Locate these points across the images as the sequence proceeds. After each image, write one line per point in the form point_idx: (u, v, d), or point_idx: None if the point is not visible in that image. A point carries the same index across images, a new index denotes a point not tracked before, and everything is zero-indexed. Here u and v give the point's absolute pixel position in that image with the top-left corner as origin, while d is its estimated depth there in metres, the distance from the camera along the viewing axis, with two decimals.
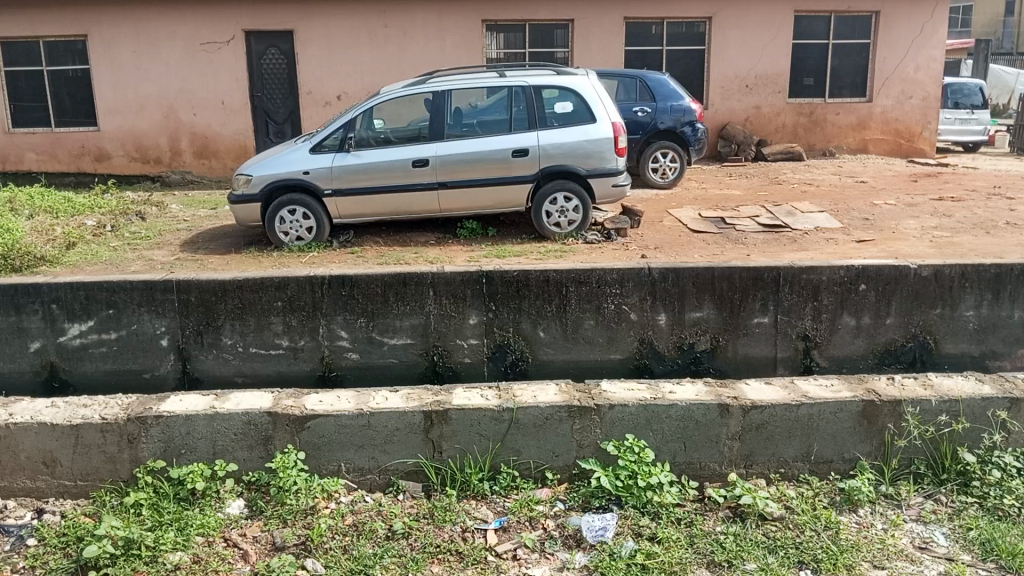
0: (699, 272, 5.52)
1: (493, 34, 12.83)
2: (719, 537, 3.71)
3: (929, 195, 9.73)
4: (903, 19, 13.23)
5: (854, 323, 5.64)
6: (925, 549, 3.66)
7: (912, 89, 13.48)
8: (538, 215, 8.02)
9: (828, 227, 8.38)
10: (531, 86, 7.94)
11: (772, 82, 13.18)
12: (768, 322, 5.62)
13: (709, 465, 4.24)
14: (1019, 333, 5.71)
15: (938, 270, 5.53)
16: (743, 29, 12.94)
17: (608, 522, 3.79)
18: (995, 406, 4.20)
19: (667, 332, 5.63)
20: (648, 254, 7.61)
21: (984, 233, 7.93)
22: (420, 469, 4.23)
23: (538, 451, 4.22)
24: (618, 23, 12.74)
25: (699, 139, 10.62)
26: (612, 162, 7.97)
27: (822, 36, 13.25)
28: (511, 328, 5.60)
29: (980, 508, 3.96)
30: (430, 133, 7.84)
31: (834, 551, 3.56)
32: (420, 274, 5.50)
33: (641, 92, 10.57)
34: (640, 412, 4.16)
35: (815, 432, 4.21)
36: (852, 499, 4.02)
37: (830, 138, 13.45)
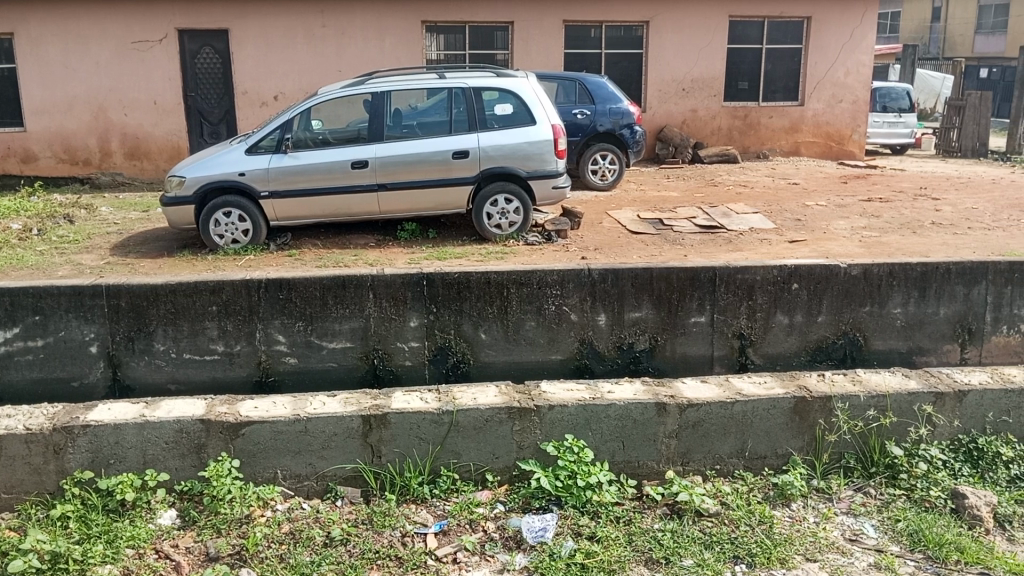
0: (638, 273, 5.58)
1: (433, 35, 12.78)
2: (657, 534, 3.76)
3: (858, 196, 10.03)
4: (833, 25, 13.58)
5: (787, 321, 5.76)
6: (855, 541, 3.77)
7: (841, 93, 13.85)
8: (479, 216, 8.01)
9: (762, 228, 8.56)
10: (471, 88, 7.93)
11: (707, 86, 13.42)
12: (705, 321, 5.72)
13: (647, 464, 4.30)
14: (944, 330, 5.92)
15: (867, 269, 5.70)
16: (679, 33, 13.15)
17: (547, 523, 3.81)
18: (922, 401, 4.34)
19: (607, 333, 5.67)
20: (588, 255, 7.67)
21: (910, 233, 8.20)
22: (359, 474, 4.19)
23: (477, 453, 4.21)
24: (557, 26, 12.83)
25: (638, 141, 10.74)
26: (551, 164, 8.02)
27: (756, 41, 13.55)
28: (452, 329, 5.58)
29: (908, 500, 4.09)
30: (369, 134, 7.77)
31: (768, 545, 3.64)
32: (360, 277, 5.44)
33: (580, 95, 10.65)
34: (579, 412, 4.19)
35: (748, 428, 4.29)
36: (785, 494, 4.11)
37: (764, 140, 13.76)
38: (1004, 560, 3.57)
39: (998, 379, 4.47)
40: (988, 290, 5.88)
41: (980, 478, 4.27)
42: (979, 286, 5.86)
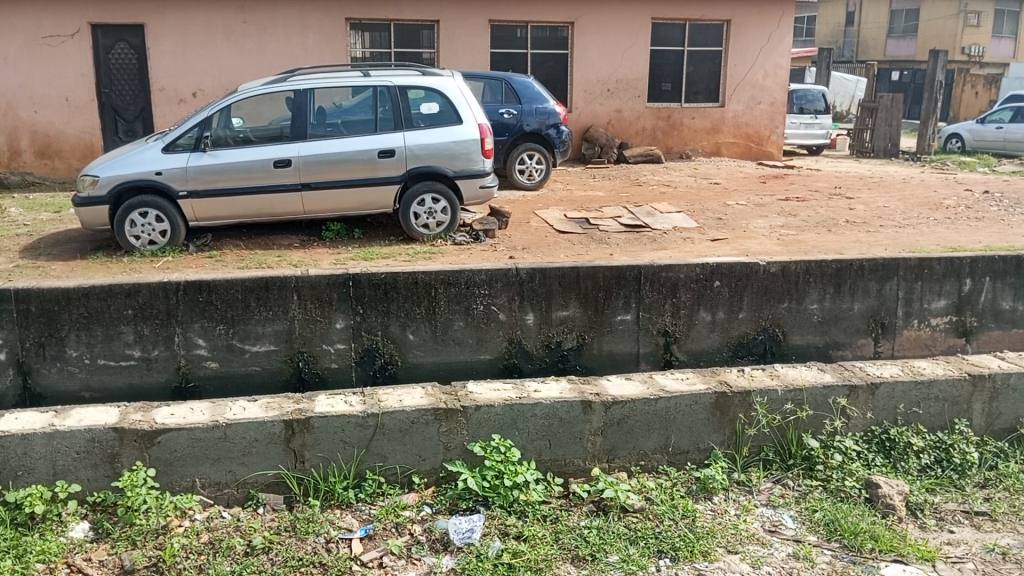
0: (565, 272, 5.62)
1: (357, 33, 12.62)
2: (583, 531, 3.79)
3: (776, 196, 10.32)
4: (752, 29, 13.94)
5: (710, 318, 5.89)
6: (775, 532, 3.88)
7: (760, 95, 14.22)
8: (406, 216, 7.95)
9: (685, 227, 8.73)
10: (396, 86, 7.86)
11: (632, 87, 13.61)
12: (631, 319, 5.79)
13: (573, 462, 4.33)
14: (858, 324, 6.14)
15: (785, 266, 5.87)
16: (604, 35, 13.31)
17: (474, 524, 3.80)
18: (836, 394, 4.49)
19: (535, 332, 5.69)
20: (516, 255, 7.69)
21: (826, 231, 8.48)
22: (281, 480, 4.11)
23: (403, 456, 4.17)
24: (483, 26, 12.84)
25: (564, 141, 10.82)
26: (477, 163, 8.01)
27: (678, 43, 13.82)
28: (380, 331, 5.51)
29: (825, 491, 4.22)
30: (291, 133, 7.62)
31: (691, 539, 3.70)
32: (284, 278, 5.33)
33: (507, 95, 10.67)
34: (506, 412, 4.19)
35: (672, 424, 4.36)
36: (708, 488, 4.20)
37: (687, 141, 14.03)
38: (916, 547, 3.72)
39: (908, 371, 4.65)
40: (899, 286, 6.14)
41: (893, 468, 4.43)
42: (891, 282, 6.11)
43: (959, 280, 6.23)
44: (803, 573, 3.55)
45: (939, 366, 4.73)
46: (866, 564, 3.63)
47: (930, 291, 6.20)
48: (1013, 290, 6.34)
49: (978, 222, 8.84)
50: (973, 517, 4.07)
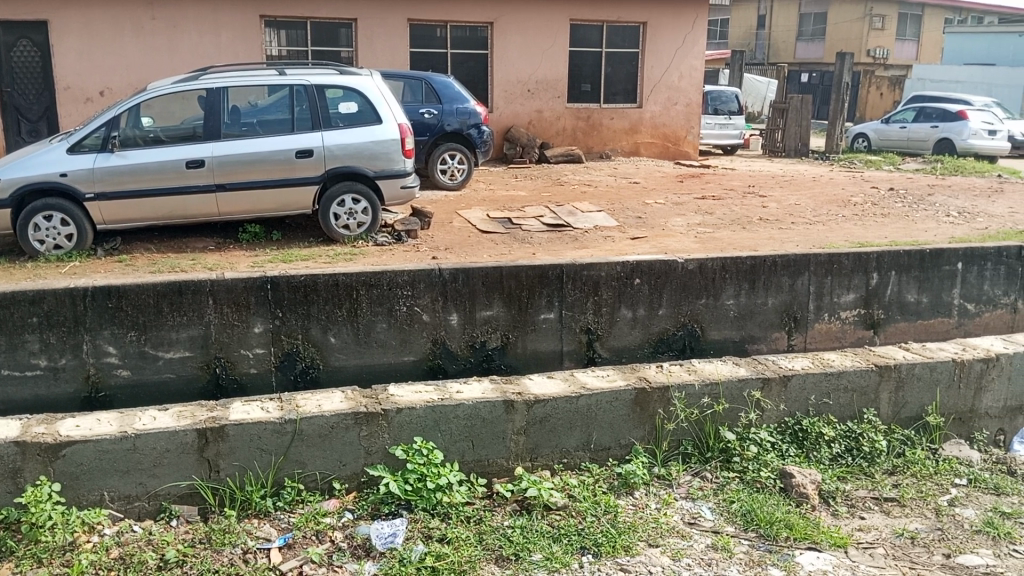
0: (488, 271, 5.62)
1: (272, 31, 12.35)
2: (506, 531, 3.79)
3: (693, 194, 10.55)
4: (668, 31, 14.22)
5: (631, 315, 5.97)
6: (695, 524, 3.96)
7: (676, 96, 14.52)
8: (325, 217, 7.82)
9: (605, 226, 8.84)
10: (313, 85, 7.71)
11: (552, 87, 13.72)
12: (554, 317, 5.82)
13: (496, 462, 4.32)
14: (772, 319, 6.32)
15: (702, 263, 6.00)
16: (523, 35, 13.38)
17: (397, 528, 3.76)
18: (751, 387, 4.61)
19: (459, 332, 5.67)
20: (438, 255, 7.65)
21: (740, 229, 8.72)
22: (195, 491, 3.98)
23: (323, 462, 4.09)
24: (402, 25, 12.74)
25: (485, 141, 10.81)
26: (398, 163, 7.93)
27: (596, 44, 13.99)
28: (300, 334, 5.39)
29: (742, 482, 4.33)
30: (205, 132, 7.40)
31: (613, 534, 3.75)
32: (198, 282, 5.15)
33: (427, 95, 10.60)
34: (428, 413, 4.16)
35: (593, 421, 4.41)
36: (629, 483, 4.26)
37: (606, 140, 14.22)
38: (829, 534, 3.85)
39: (819, 364, 4.81)
40: (810, 281, 6.35)
41: (806, 458, 4.57)
42: (802, 277, 6.32)
43: (866, 274, 6.48)
44: (722, 563, 3.64)
45: (848, 358, 4.90)
46: (782, 553, 3.73)
47: (839, 285, 6.44)
48: (917, 283, 6.64)
49: (883, 218, 9.22)
50: (882, 503, 4.24)
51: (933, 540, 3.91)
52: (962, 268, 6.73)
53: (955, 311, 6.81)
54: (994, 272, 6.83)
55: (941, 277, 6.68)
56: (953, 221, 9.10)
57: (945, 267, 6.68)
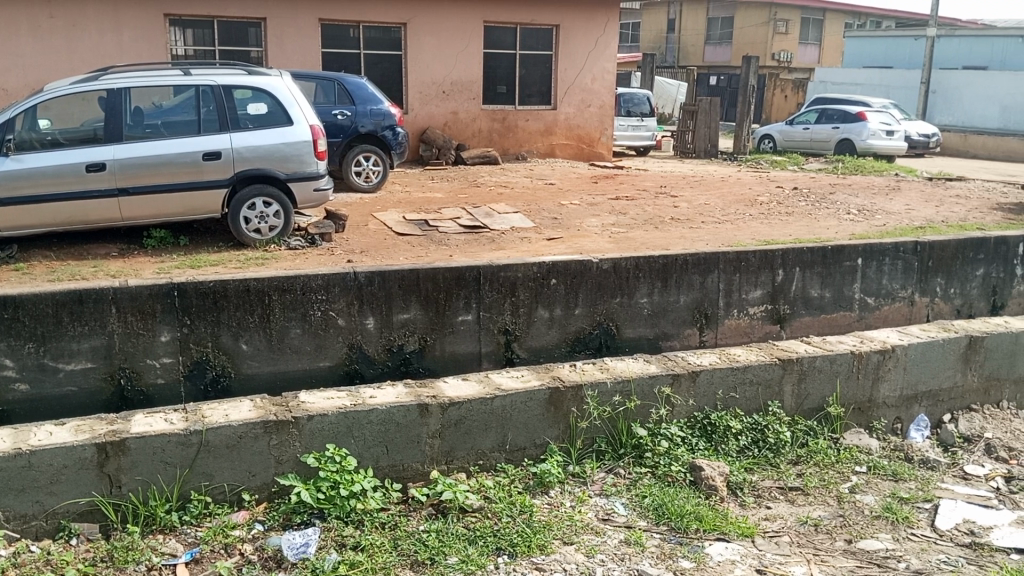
0: (405, 274, 5.55)
1: (178, 30, 11.98)
2: (422, 536, 3.77)
3: (607, 195, 10.72)
4: (580, 34, 14.40)
5: (548, 315, 5.99)
6: (608, 520, 4.02)
7: (590, 98, 14.72)
8: (235, 221, 7.63)
9: (522, 227, 8.89)
10: (220, 86, 7.51)
11: (467, 89, 13.73)
12: (472, 319, 5.81)
13: (411, 466, 4.29)
14: (684, 316, 6.47)
15: (615, 262, 6.09)
16: (436, 37, 13.35)
17: (309, 538, 3.70)
18: (661, 383, 4.71)
19: (376, 336, 5.57)
20: (353, 259, 7.55)
21: (653, 228, 8.90)
22: (96, 508, 3.82)
23: (231, 473, 3.99)
24: (313, 25, 12.54)
25: (400, 142, 10.72)
26: (310, 165, 7.80)
27: (509, 46, 14.05)
28: (209, 342, 5.21)
29: (653, 477, 4.42)
30: (106, 134, 7.12)
31: (528, 534, 3.77)
32: (99, 290, 4.94)
33: (340, 96, 10.48)
34: (340, 419, 4.10)
35: (508, 422, 4.42)
36: (545, 482, 4.30)
37: (522, 142, 14.29)
38: (736, 525, 3.96)
39: (726, 359, 4.94)
40: (720, 278, 6.53)
41: (715, 451, 4.70)
42: (712, 274, 6.49)
43: (772, 271, 6.70)
44: (634, 558, 3.70)
45: (753, 353, 5.06)
46: (693, 545, 3.82)
47: (747, 282, 6.63)
48: (819, 279, 6.89)
49: (787, 216, 9.55)
50: (787, 492, 4.40)
51: (836, 527, 4.07)
52: (862, 264, 7.03)
53: (856, 305, 7.09)
54: (892, 267, 7.14)
55: (842, 273, 6.96)
56: (853, 218, 9.49)
57: (845, 263, 6.96)
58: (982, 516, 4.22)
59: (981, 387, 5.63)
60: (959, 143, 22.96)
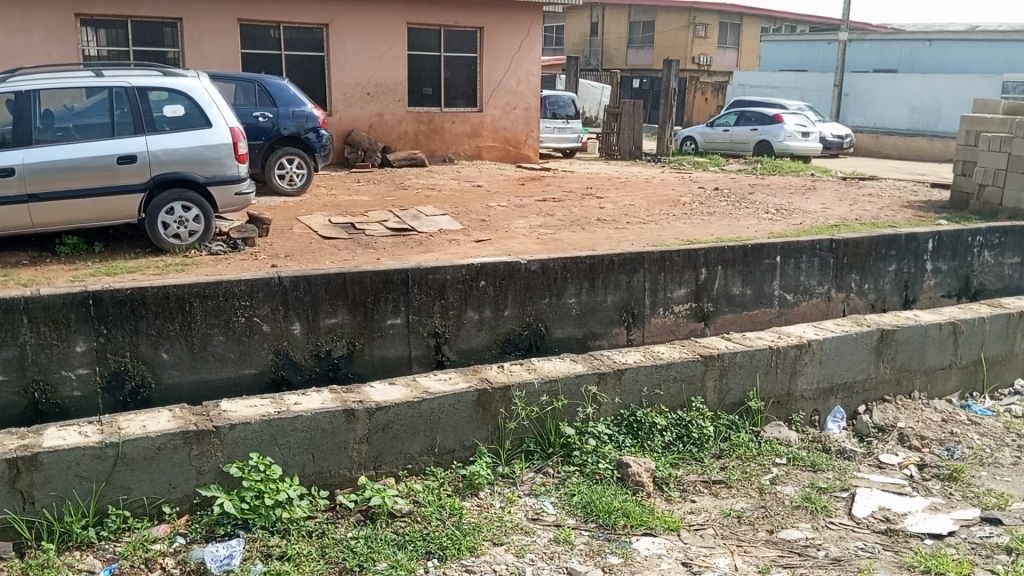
0: (331, 278, 5.47)
1: (90, 30, 11.60)
2: (350, 543, 3.73)
3: (534, 197, 10.78)
4: (504, 37, 14.45)
5: (477, 317, 6.00)
6: (537, 520, 4.05)
7: (515, 101, 14.78)
8: (153, 226, 7.40)
9: (449, 229, 8.87)
10: (135, 87, 7.29)
11: (391, 91, 13.63)
12: (401, 322, 5.75)
13: (338, 473, 4.24)
14: (612, 315, 6.55)
15: (544, 263, 6.13)
16: (359, 38, 13.23)
17: (234, 550, 3.63)
18: (587, 382, 4.76)
19: (303, 342, 5.48)
20: (278, 264, 7.40)
21: (579, 229, 9.00)
22: (8, 526, 3.66)
23: (150, 486, 3.86)
24: (232, 26, 12.30)
25: (324, 145, 10.57)
26: (231, 169, 7.64)
27: (434, 48, 14.02)
28: (128, 352, 5.02)
29: (582, 475, 4.47)
30: (14, 138, 6.83)
31: (458, 536, 3.76)
32: (9, 300, 4.70)
33: (261, 98, 10.29)
34: (264, 428, 4.02)
35: (436, 425, 4.41)
36: (473, 484, 4.31)
37: (449, 144, 14.25)
38: (663, 519, 4.04)
39: (650, 357, 5.03)
40: (645, 277, 6.64)
41: (641, 448, 4.78)
42: (638, 274, 6.60)
43: (695, 270, 6.84)
44: (563, 556, 3.73)
45: (676, 350, 5.17)
46: (620, 540, 3.88)
47: (671, 281, 6.76)
48: (740, 277, 7.08)
49: (709, 216, 9.77)
50: (711, 486, 4.50)
51: (758, 518, 4.18)
52: (780, 262, 7.24)
53: (776, 301, 7.30)
54: (809, 264, 7.38)
55: (762, 271, 7.16)
56: (772, 217, 9.77)
57: (764, 261, 7.16)
58: (896, 503, 4.40)
59: (893, 378, 5.84)
60: (871, 143, 23.88)
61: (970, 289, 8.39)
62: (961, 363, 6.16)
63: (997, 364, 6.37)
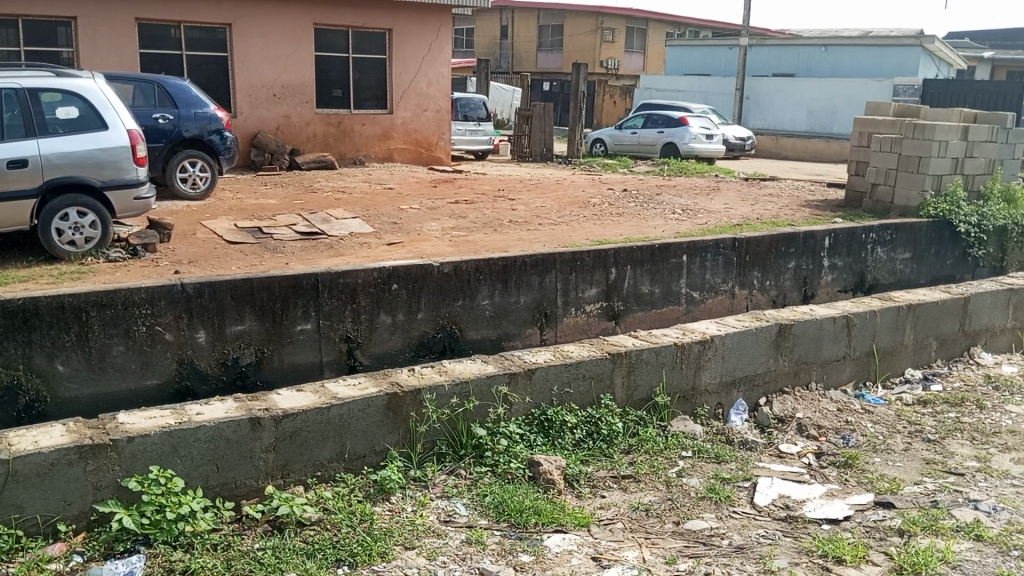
0: (237, 284, 5.31)
1: None
2: (257, 554, 3.65)
3: (446, 199, 10.76)
4: (413, 39, 14.37)
5: (390, 321, 5.94)
6: (449, 521, 4.05)
7: (426, 103, 14.72)
8: (46, 233, 7.05)
9: (360, 232, 8.76)
10: (25, 88, 6.94)
11: (298, 93, 13.40)
12: (311, 327, 5.64)
13: (244, 483, 4.14)
14: (525, 316, 6.60)
15: (456, 265, 6.13)
16: (264, 38, 12.96)
17: (133, 566, 3.51)
18: (498, 383, 4.78)
19: (208, 350, 5.30)
20: (181, 269, 7.17)
21: (492, 231, 9.03)
22: None
23: (44, 503, 3.69)
24: (130, 25, 11.89)
25: (229, 147, 10.31)
26: (130, 172, 7.38)
27: (342, 49, 13.83)
28: (20, 364, 4.77)
29: (493, 475, 4.50)
30: None
31: (368, 542, 3.73)
32: None
33: (161, 99, 9.97)
34: (164, 439, 3.89)
35: (345, 431, 4.35)
36: (385, 488, 4.28)
37: (359, 146, 14.09)
38: (573, 515, 4.10)
39: (559, 356, 5.09)
40: (557, 278, 6.71)
41: (552, 446, 4.83)
42: (550, 275, 6.66)
43: (606, 270, 6.96)
44: (475, 557, 3.74)
45: (584, 349, 5.24)
46: (531, 538, 3.92)
47: (583, 281, 6.85)
48: (649, 276, 7.24)
49: (619, 217, 9.95)
50: (621, 480, 4.60)
51: (665, 510, 4.29)
52: (687, 261, 7.43)
53: (683, 299, 7.50)
54: (714, 262, 7.60)
55: (669, 269, 7.34)
56: (679, 217, 10.03)
57: (672, 260, 7.34)
58: (796, 490, 4.58)
59: (791, 370, 6.07)
60: (771, 145, 24.76)
61: (865, 284, 8.79)
62: (855, 355, 6.46)
63: (888, 354, 6.70)
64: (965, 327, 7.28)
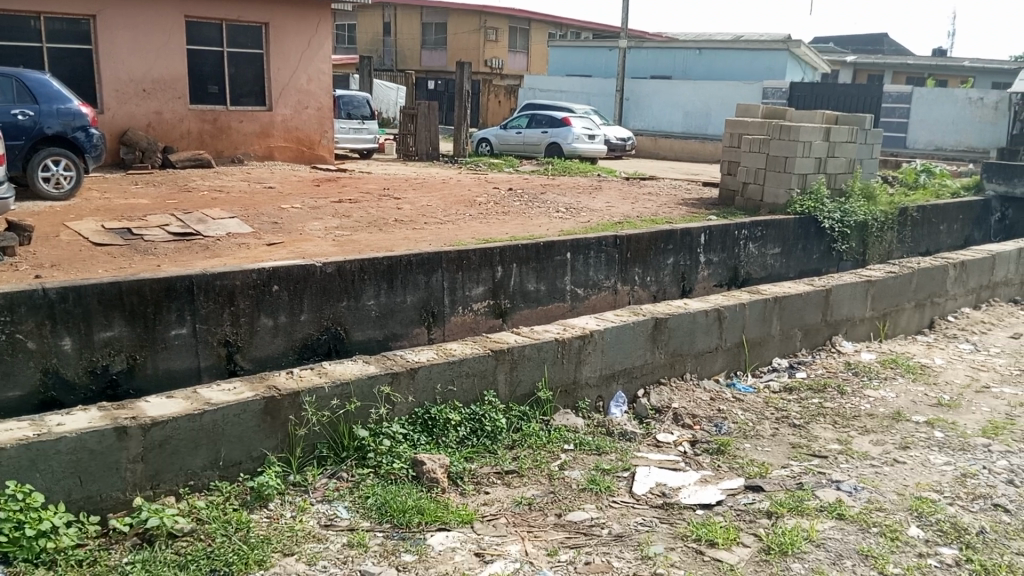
0: (104, 288, 5.02)
1: None
2: (126, 568, 3.50)
3: (330, 198, 10.57)
4: (291, 34, 14.03)
5: (272, 323, 5.78)
6: (330, 525, 3.99)
7: (306, 100, 14.41)
8: None
9: (238, 233, 8.48)
10: None
11: (171, 88, 12.87)
12: (187, 332, 5.40)
13: (111, 495, 3.94)
14: (412, 315, 6.56)
15: (340, 265, 6.02)
16: (133, 31, 12.36)
17: None
18: (380, 383, 4.74)
19: (75, 358, 5.00)
20: (42, 273, 6.75)
21: (376, 230, 8.93)
22: None
23: None
24: None
25: (95, 145, 9.82)
26: None
27: (217, 44, 13.34)
28: None
29: (376, 476, 4.47)
30: None
31: (245, 551, 3.62)
32: None
33: (19, 93, 9.35)
34: (22, 453, 3.65)
35: (219, 437, 4.21)
36: (263, 495, 4.17)
37: (237, 144, 13.66)
38: (457, 513, 4.11)
39: (442, 354, 5.09)
40: (443, 277, 6.69)
41: (435, 444, 4.83)
42: (436, 273, 6.64)
43: (491, 268, 7.00)
44: (356, 559, 3.70)
45: (468, 346, 5.26)
46: (414, 538, 3.90)
47: (469, 279, 6.86)
48: (535, 273, 7.33)
49: (504, 216, 10.02)
50: (504, 476, 4.64)
51: (547, 503, 4.36)
52: (570, 258, 7.56)
53: (568, 296, 7.63)
54: (596, 259, 7.76)
55: (554, 266, 7.45)
56: (562, 215, 10.21)
57: (556, 258, 7.45)
58: (671, 478, 4.74)
59: (667, 362, 6.28)
60: (651, 145, 25.53)
61: (738, 277, 9.18)
62: (726, 345, 6.74)
63: (757, 345, 7.03)
64: (827, 318, 7.72)
